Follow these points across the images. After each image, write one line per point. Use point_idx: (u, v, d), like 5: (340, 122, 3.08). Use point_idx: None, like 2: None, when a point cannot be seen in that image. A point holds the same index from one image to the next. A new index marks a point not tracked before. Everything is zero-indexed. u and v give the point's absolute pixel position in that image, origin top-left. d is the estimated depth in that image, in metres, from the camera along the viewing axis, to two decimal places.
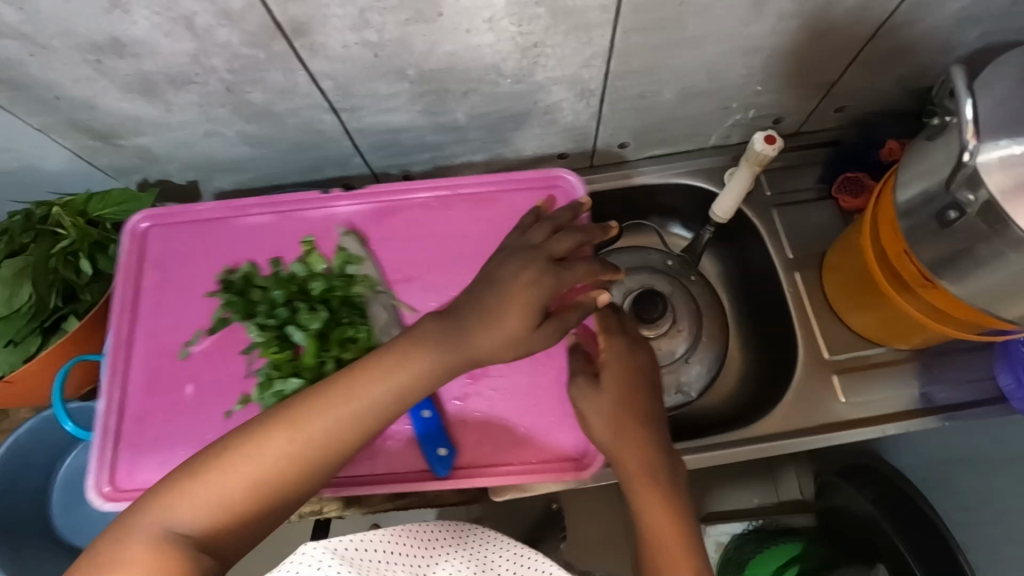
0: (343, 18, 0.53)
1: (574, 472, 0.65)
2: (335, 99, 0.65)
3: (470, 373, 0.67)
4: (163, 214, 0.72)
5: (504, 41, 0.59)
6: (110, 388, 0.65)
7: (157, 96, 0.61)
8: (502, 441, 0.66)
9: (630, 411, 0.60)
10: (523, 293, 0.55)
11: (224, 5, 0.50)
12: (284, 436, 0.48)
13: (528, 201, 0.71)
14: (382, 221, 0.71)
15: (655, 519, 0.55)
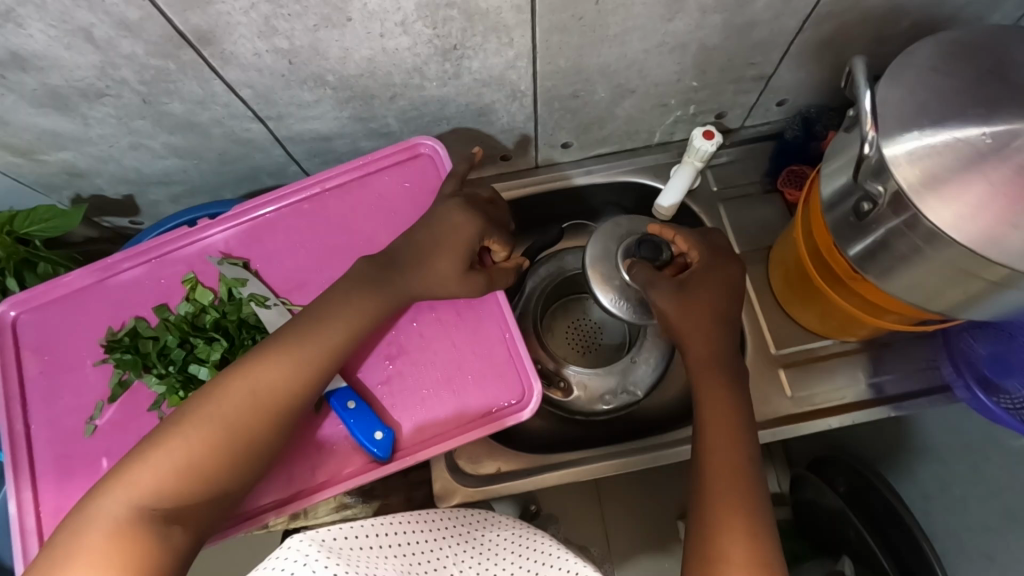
0: (249, 25, 0.52)
1: (517, 417, 0.62)
2: (258, 107, 0.64)
3: (388, 353, 0.64)
4: (26, 300, 0.63)
5: (422, 44, 0.58)
6: (20, 491, 0.58)
7: (71, 110, 0.59)
8: (439, 414, 0.63)
9: (716, 331, 0.64)
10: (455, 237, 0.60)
11: (121, 16, 0.49)
12: (241, 388, 0.51)
13: (399, 180, 0.68)
14: (264, 232, 0.67)
15: (725, 432, 0.59)
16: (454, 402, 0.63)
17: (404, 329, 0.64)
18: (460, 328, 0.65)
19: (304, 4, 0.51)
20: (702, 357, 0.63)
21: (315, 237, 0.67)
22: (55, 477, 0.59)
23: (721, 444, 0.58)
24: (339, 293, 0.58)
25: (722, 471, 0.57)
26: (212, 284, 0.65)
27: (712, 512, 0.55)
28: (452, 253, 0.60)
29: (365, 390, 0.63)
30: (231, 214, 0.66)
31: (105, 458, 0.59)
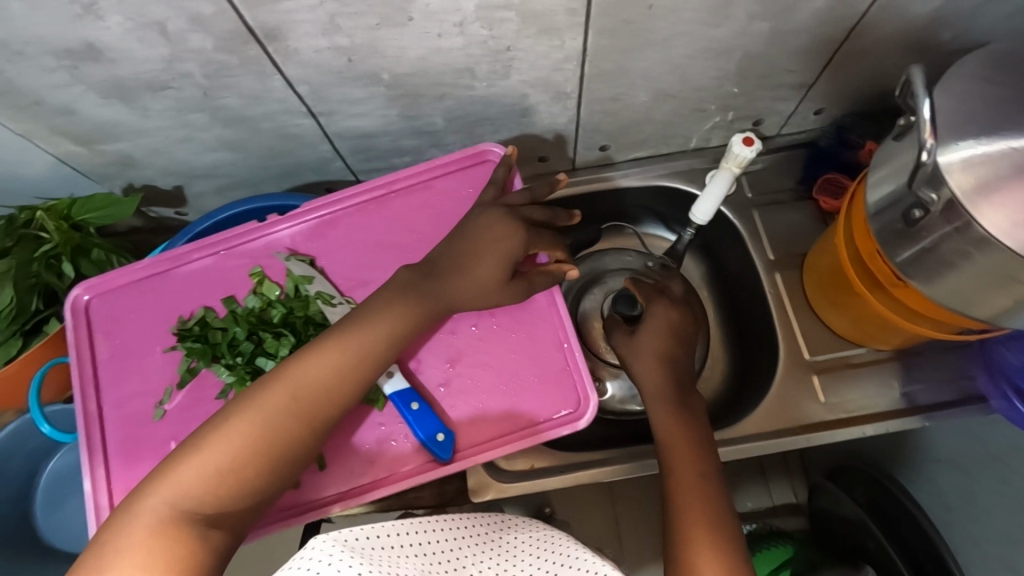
0: (313, 23, 0.53)
1: (574, 425, 0.63)
2: (311, 103, 0.65)
3: (449, 357, 0.65)
4: (99, 284, 0.65)
5: (475, 44, 0.59)
6: (92, 472, 0.59)
7: (133, 101, 0.61)
8: (498, 418, 0.64)
9: (667, 370, 0.69)
10: (501, 242, 0.60)
11: (195, 11, 0.50)
12: (286, 391, 0.51)
13: (465, 185, 0.69)
14: (332, 230, 0.68)
15: (686, 459, 0.62)
16: (512, 406, 0.64)
17: (463, 331, 0.66)
18: (522, 334, 0.66)
19: (368, 3, 0.52)
20: (657, 396, 0.68)
21: (380, 237, 0.68)
22: (123, 459, 0.60)
23: (682, 466, 0.61)
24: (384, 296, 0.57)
25: (689, 492, 0.59)
26: (277, 278, 0.66)
27: (681, 529, 0.56)
28: (491, 263, 0.60)
29: (426, 388, 0.64)
30: (302, 210, 0.68)
31: (172, 443, 0.61)
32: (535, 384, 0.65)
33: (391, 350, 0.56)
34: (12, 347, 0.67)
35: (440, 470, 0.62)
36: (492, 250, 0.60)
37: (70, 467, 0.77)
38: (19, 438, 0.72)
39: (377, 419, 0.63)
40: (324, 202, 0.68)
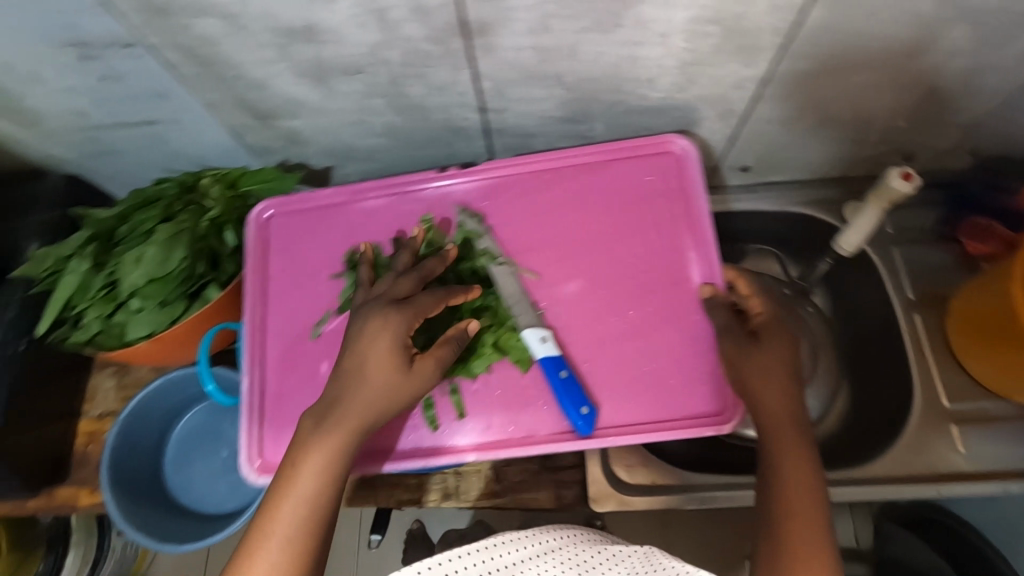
0: (526, 22, 0.54)
1: (716, 429, 0.59)
2: (488, 98, 0.66)
3: (598, 334, 0.64)
4: (284, 204, 0.73)
5: (669, 56, 0.59)
6: (251, 369, 0.65)
7: (325, 82, 0.63)
8: (640, 402, 0.61)
9: (787, 397, 0.55)
10: (403, 313, 0.56)
11: (422, 2, 0.52)
12: (301, 495, 0.51)
13: (643, 171, 0.69)
14: (507, 193, 0.70)
15: (806, 519, 0.50)
16: (657, 394, 0.62)
17: (617, 314, 0.65)
18: (676, 323, 0.64)
19: (586, 7, 0.52)
20: (771, 431, 0.54)
21: (554, 207, 0.69)
22: (279, 365, 0.66)
23: (797, 498, 0.51)
24: (351, 367, 0.55)
25: (810, 567, 0.48)
26: (445, 229, 0.70)
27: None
28: (384, 351, 0.55)
29: (572, 351, 0.64)
30: (479, 168, 0.70)
31: (324, 363, 0.65)
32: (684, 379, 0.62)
33: (388, 408, 0.55)
34: (176, 311, 0.67)
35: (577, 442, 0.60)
36: (378, 327, 0.55)
37: (199, 427, 0.79)
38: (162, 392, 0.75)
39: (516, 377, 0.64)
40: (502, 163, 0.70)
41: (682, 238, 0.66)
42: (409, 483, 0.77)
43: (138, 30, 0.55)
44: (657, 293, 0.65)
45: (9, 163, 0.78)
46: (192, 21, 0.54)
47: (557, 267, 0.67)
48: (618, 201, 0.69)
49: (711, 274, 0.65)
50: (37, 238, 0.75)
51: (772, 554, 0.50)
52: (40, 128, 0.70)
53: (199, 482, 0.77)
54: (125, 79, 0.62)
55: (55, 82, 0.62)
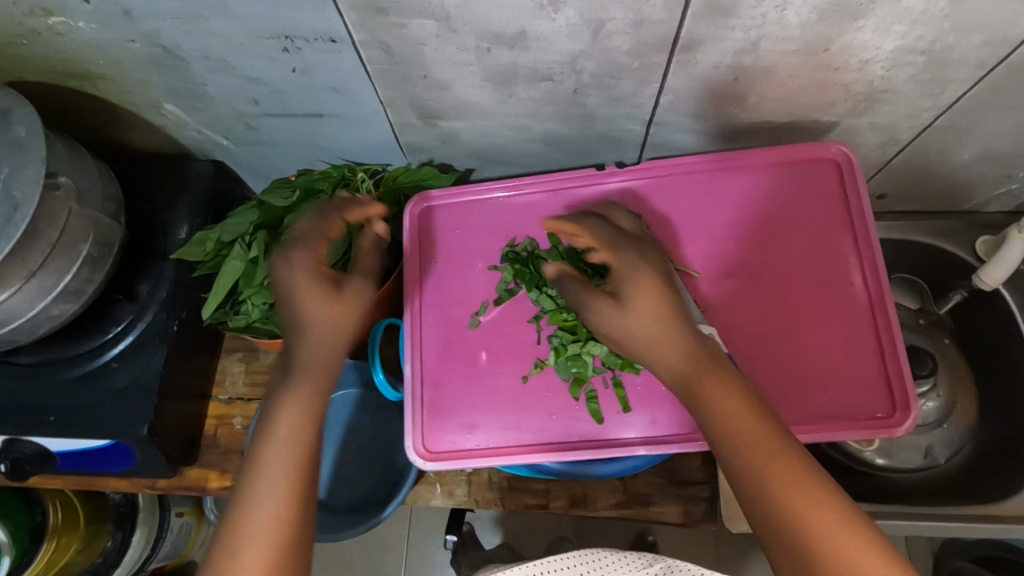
0: (736, 41, 0.54)
1: (886, 432, 0.59)
2: (660, 112, 0.66)
3: (759, 333, 0.63)
4: (437, 197, 0.71)
5: (861, 82, 0.59)
6: (410, 357, 0.65)
7: (507, 87, 0.63)
8: (803, 402, 0.61)
9: (667, 314, 0.51)
10: (319, 288, 0.53)
11: (643, 17, 0.52)
12: (269, 483, 0.47)
13: (802, 176, 0.67)
14: (659, 192, 0.69)
15: (740, 429, 0.45)
16: (818, 395, 0.61)
17: (779, 318, 0.63)
18: (843, 327, 0.62)
19: (804, 31, 0.53)
20: (652, 347, 0.51)
21: (707, 208, 0.67)
22: (437, 355, 0.65)
23: (740, 427, 0.45)
24: (287, 368, 0.52)
25: (773, 468, 0.43)
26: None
27: (802, 527, 0.41)
28: (304, 288, 0.53)
29: (736, 352, 0.63)
30: (635, 169, 0.69)
31: (483, 352, 0.65)
32: (848, 383, 0.61)
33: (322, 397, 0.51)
34: None
35: None
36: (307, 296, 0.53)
37: (323, 420, 0.78)
38: None
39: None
40: (661, 165, 0.69)
41: (846, 244, 0.64)
42: (535, 488, 0.76)
43: (350, 27, 0.56)
44: (822, 299, 0.63)
45: (159, 146, 0.79)
46: (407, 21, 0.55)
47: (717, 269, 0.65)
48: (775, 204, 0.67)
49: (875, 279, 0.63)
50: (187, 222, 0.76)
51: (731, 470, 0.45)
52: (206, 113, 0.71)
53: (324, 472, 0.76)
54: (313, 73, 0.63)
55: (242, 71, 0.63)
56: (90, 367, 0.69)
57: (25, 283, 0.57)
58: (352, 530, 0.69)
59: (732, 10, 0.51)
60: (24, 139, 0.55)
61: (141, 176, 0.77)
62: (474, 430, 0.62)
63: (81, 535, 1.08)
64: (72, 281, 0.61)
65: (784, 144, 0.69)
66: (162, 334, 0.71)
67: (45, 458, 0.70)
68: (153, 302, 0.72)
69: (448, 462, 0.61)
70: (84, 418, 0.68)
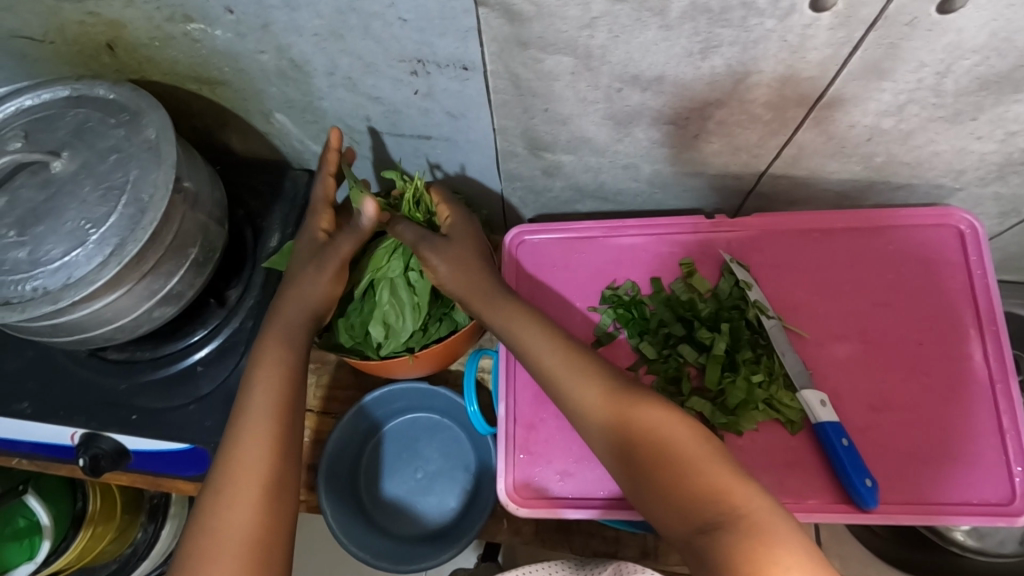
0: (883, 103, 0.53)
1: (1008, 520, 0.56)
2: (777, 163, 0.65)
3: (872, 403, 0.61)
4: (535, 231, 0.70)
5: (1001, 153, 0.57)
6: (505, 394, 0.65)
7: (628, 127, 0.62)
8: (914, 480, 0.58)
9: (521, 309, 0.58)
10: (279, 327, 0.61)
11: (792, 73, 0.51)
12: (261, 395, 0.56)
13: (927, 245, 0.64)
14: (770, 246, 0.67)
15: (619, 413, 0.49)
16: (932, 477, 0.58)
17: (893, 387, 0.61)
18: (959, 404, 0.60)
19: (958, 98, 0.51)
20: (519, 343, 0.56)
21: (820, 266, 0.65)
22: (531, 396, 0.65)
23: (579, 389, 0.51)
24: (249, 386, 0.57)
25: (646, 422, 0.48)
26: (706, 274, 0.66)
27: (638, 462, 0.47)
28: (292, 278, 0.64)
29: (847, 422, 0.60)
30: (747, 220, 0.67)
31: None
32: (966, 464, 0.58)
33: (288, 417, 0.56)
34: (430, 333, 0.67)
35: (860, 517, 0.56)
36: (270, 348, 0.59)
37: (389, 444, 0.76)
38: (377, 403, 0.74)
39: (786, 443, 0.59)
40: (769, 217, 0.67)
41: (966, 318, 0.62)
42: (606, 535, 0.73)
43: (486, 57, 0.55)
44: (936, 373, 0.61)
45: (258, 152, 0.79)
46: (545, 56, 0.54)
47: (827, 333, 0.63)
48: (893, 269, 0.64)
49: (997, 358, 0.60)
50: (279, 230, 0.75)
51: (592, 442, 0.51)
52: (315, 126, 0.71)
53: (383, 497, 0.74)
54: (435, 97, 0.62)
55: (364, 89, 0.63)
56: (175, 368, 0.70)
57: (136, 284, 0.57)
58: (441, 555, 0.66)
59: (887, 72, 0.49)
60: (155, 141, 0.55)
61: (238, 179, 0.78)
62: (567, 477, 0.62)
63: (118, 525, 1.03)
64: (176, 285, 0.60)
65: (905, 205, 0.67)
66: (247, 340, 0.70)
67: (120, 457, 0.69)
68: (243, 310, 0.72)
69: (541, 506, 0.61)
70: (169, 420, 0.68)
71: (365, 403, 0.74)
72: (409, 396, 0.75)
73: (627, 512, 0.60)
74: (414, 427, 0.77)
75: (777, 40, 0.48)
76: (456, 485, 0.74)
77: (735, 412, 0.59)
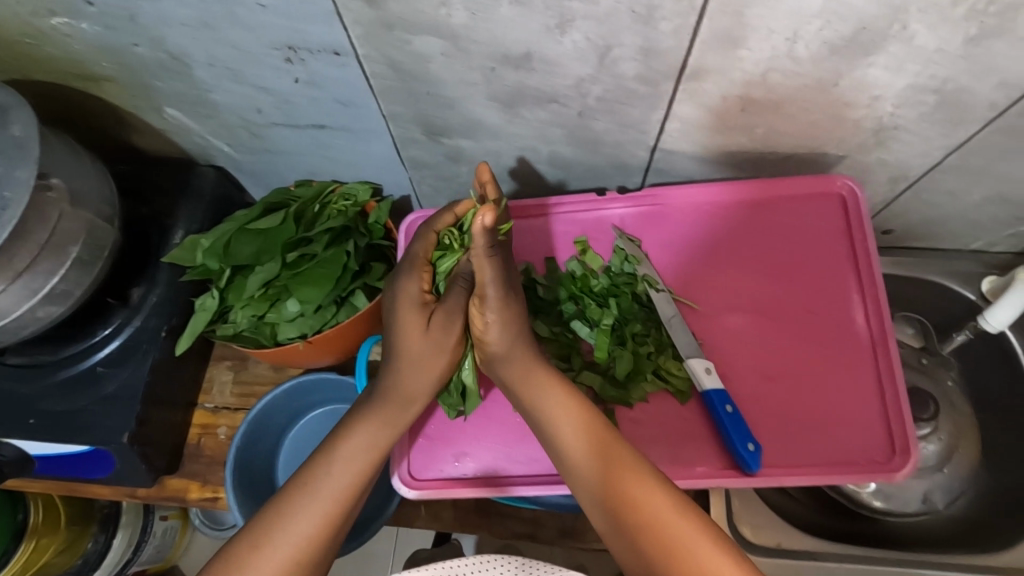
0: (746, 73, 0.54)
1: (887, 476, 0.57)
2: (666, 139, 0.65)
3: (760, 370, 0.62)
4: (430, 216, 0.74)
5: (872, 118, 0.58)
6: None
7: (514, 108, 0.62)
8: (798, 442, 0.60)
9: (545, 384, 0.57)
10: (388, 409, 0.59)
11: (653, 45, 0.51)
12: (348, 468, 0.55)
13: (812, 213, 0.66)
14: (664, 221, 0.69)
15: (638, 498, 0.49)
16: (816, 439, 0.60)
17: (783, 355, 0.62)
18: (844, 368, 0.62)
19: (815, 65, 0.52)
20: (553, 416, 0.55)
21: (712, 239, 0.67)
22: None
23: (616, 462, 0.51)
24: (335, 447, 0.56)
25: (667, 515, 0.48)
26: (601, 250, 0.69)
27: (653, 549, 0.47)
28: (416, 351, 0.60)
29: (736, 389, 0.62)
30: (638, 196, 0.69)
31: (474, 380, 0.66)
32: (847, 424, 0.60)
33: (356, 501, 0.54)
34: (326, 316, 0.68)
35: (743, 480, 0.57)
36: (371, 425, 0.58)
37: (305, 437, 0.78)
38: (283, 400, 0.75)
39: (677, 413, 0.60)
40: (661, 192, 0.69)
41: (849, 283, 0.64)
42: (523, 516, 0.73)
43: (355, 40, 0.55)
44: (823, 338, 0.63)
45: (162, 149, 0.78)
46: (412, 37, 0.54)
47: (719, 303, 0.65)
48: (783, 240, 0.67)
49: (878, 319, 0.62)
50: (183, 226, 0.74)
51: (602, 511, 0.51)
52: (210, 120, 0.70)
53: None
54: (318, 84, 0.62)
55: (247, 79, 0.62)
56: (76, 370, 0.69)
57: (11, 283, 0.57)
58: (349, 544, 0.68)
59: (740, 41, 0.50)
60: (20, 137, 0.54)
61: (143, 177, 0.76)
62: (463, 458, 0.63)
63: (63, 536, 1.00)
64: (60, 284, 0.60)
65: (792, 175, 0.68)
66: (149, 339, 0.69)
67: (24, 462, 0.70)
68: (144, 309, 0.71)
69: (436, 488, 0.62)
70: (68, 423, 0.66)
71: (273, 399, 0.74)
72: (318, 387, 0.76)
73: (524, 487, 0.61)
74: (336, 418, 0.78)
75: (627, 12, 0.48)
76: (373, 473, 0.74)
77: (625, 385, 0.60)
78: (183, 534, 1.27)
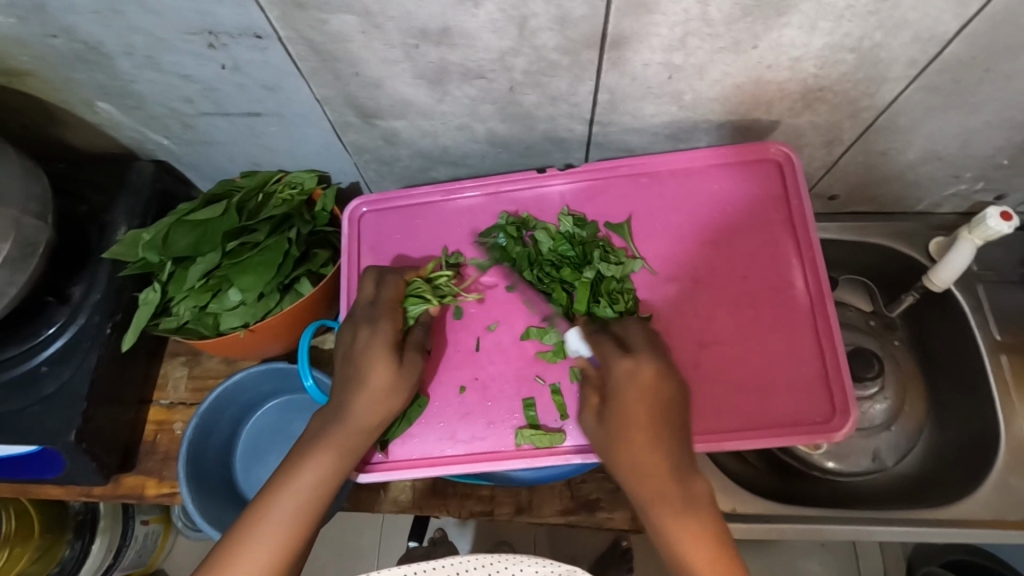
0: (664, 38, 0.54)
1: (826, 435, 0.58)
2: (598, 111, 0.65)
3: (701, 339, 0.63)
4: (374, 203, 0.75)
5: (796, 80, 0.59)
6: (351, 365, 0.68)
7: (441, 86, 0.62)
8: (738, 407, 0.60)
9: (641, 432, 0.52)
10: (338, 438, 0.56)
11: (567, 12, 0.51)
12: (297, 496, 0.54)
13: (747, 180, 0.67)
14: (604, 195, 0.70)
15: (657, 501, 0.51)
16: (754, 404, 0.60)
17: (722, 322, 0.63)
18: (783, 331, 0.62)
19: (730, 27, 0.52)
20: (627, 437, 0.52)
21: (651, 211, 0.68)
22: None
23: (638, 460, 0.52)
24: (287, 475, 0.55)
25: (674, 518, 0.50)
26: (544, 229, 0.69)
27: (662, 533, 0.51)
28: (376, 385, 0.57)
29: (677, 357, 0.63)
30: (576, 171, 0.70)
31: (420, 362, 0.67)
32: (786, 386, 0.61)
33: (309, 527, 0.55)
34: (270, 304, 0.68)
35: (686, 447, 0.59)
36: (319, 456, 0.56)
37: (266, 427, 0.79)
38: (235, 391, 0.75)
39: None
40: (599, 166, 0.70)
41: (789, 247, 0.65)
42: (481, 493, 0.73)
43: (272, 22, 0.54)
44: (761, 302, 0.63)
45: (102, 146, 0.77)
46: (327, 16, 0.53)
47: (659, 273, 0.66)
48: (719, 208, 0.67)
49: (815, 282, 0.63)
50: (125, 222, 0.73)
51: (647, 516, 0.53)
52: (142, 112, 0.70)
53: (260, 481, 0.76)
54: (242, 69, 0.61)
55: (170, 68, 0.62)
56: (21, 371, 0.68)
57: None
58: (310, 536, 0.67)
59: (652, 5, 0.50)
60: None
61: (84, 176, 0.76)
62: (412, 440, 0.64)
63: (36, 544, 0.99)
64: None
65: (727, 141, 0.69)
66: (92, 337, 0.69)
67: None
68: (88, 306, 0.70)
69: (384, 470, 0.63)
70: (12, 425, 0.66)
71: (227, 391, 0.74)
72: (270, 376, 0.75)
73: (468, 465, 0.62)
74: (293, 407, 0.79)
75: None
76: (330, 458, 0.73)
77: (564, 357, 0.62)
78: (165, 538, 1.27)
